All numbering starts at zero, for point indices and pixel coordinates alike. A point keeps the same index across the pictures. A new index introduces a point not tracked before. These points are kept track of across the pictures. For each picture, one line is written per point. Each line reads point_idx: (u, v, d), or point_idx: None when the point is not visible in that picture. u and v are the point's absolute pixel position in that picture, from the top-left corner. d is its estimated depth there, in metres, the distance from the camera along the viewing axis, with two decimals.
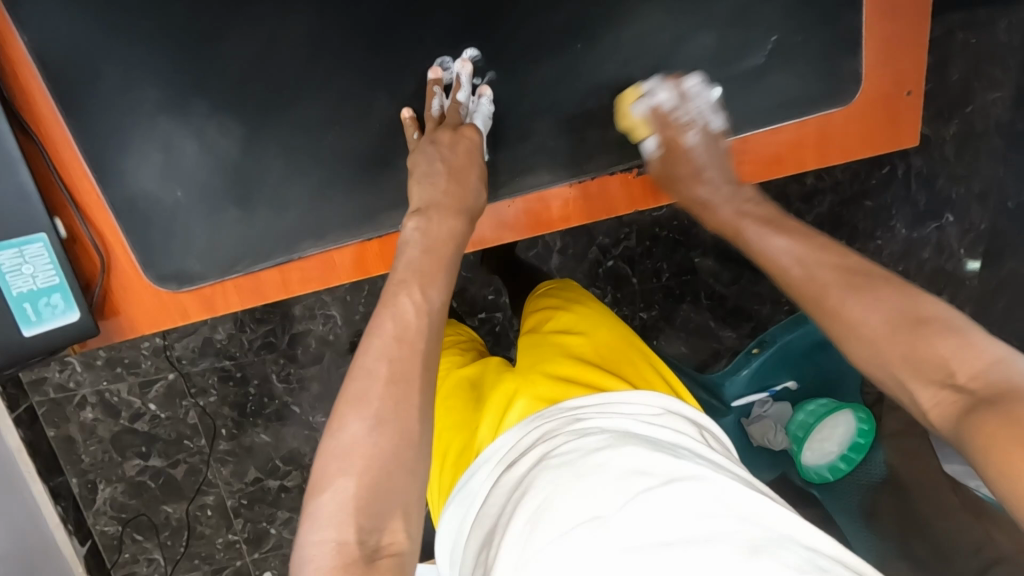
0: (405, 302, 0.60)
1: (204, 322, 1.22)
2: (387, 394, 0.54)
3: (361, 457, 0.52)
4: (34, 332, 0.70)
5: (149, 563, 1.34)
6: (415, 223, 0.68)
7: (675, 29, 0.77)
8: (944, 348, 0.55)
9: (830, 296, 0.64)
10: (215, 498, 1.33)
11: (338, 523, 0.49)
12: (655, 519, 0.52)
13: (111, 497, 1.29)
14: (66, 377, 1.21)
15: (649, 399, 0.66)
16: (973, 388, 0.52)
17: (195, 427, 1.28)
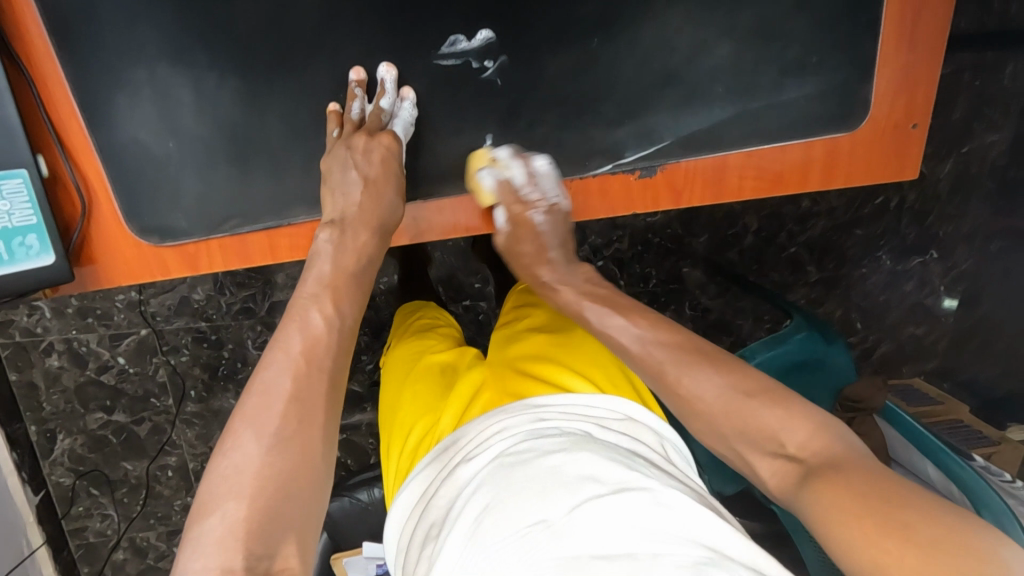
0: (313, 315, 0.67)
1: (184, 281, 1.19)
2: (286, 412, 0.59)
3: (254, 479, 0.55)
4: (5, 272, 0.67)
5: (102, 518, 1.33)
6: (328, 235, 0.73)
7: (698, 35, 0.72)
8: (777, 422, 0.60)
9: (671, 368, 0.67)
10: (177, 460, 1.31)
11: (224, 547, 0.51)
12: (599, 527, 0.48)
13: (70, 448, 1.27)
14: (35, 322, 1.17)
15: (611, 404, 0.65)
16: (804, 457, 0.58)
17: (164, 386, 1.26)
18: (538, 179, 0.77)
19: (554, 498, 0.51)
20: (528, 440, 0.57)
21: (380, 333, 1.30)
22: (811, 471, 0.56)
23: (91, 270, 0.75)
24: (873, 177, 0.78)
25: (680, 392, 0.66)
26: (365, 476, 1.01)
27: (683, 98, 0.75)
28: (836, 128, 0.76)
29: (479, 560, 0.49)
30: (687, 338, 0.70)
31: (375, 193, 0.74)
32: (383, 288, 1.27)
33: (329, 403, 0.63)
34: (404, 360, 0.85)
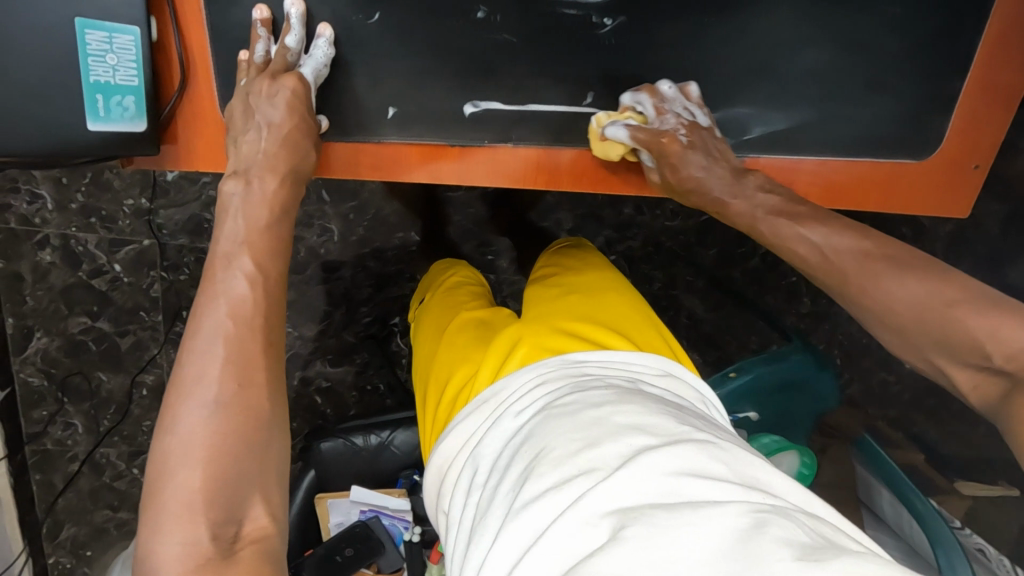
0: (237, 280, 0.60)
1: (197, 198, 1.15)
2: (224, 378, 0.55)
3: (204, 449, 0.52)
4: (99, 128, 0.67)
5: (65, 427, 1.28)
6: (234, 186, 0.65)
7: (807, 31, 0.68)
8: (999, 327, 0.54)
9: (877, 264, 0.62)
10: (154, 379, 1.26)
11: (184, 524, 0.50)
12: (653, 474, 0.48)
13: (44, 349, 1.22)
14: (34, 212, 1.12)
15: (650, 360, 0.67)
16: (1012, 369, 0.53)
17: (156, 302, 1.21)
18: (666, 105, 0.69)
19: (604, 447, 0.51)
20: (574, 393, 0.59)
21: (383, 287, 1.29)
22: (1018, 385, 0.52)
23: (172, 148, 0.74)
24: (917, 210, 0.72)
25: (871, 293, 0.62)
26: (360, 423, 1.03)
27: (776, 95, 0.70)
28: (904, 152, 0.70)
29: (529, 505, 0.50)
30: (877, 246, 0.63)
31: (291, 142, 0.67)
32: (397, 243, 1.26)
33: (270, 366, 0.58)
34: (439, 314, 0.88)
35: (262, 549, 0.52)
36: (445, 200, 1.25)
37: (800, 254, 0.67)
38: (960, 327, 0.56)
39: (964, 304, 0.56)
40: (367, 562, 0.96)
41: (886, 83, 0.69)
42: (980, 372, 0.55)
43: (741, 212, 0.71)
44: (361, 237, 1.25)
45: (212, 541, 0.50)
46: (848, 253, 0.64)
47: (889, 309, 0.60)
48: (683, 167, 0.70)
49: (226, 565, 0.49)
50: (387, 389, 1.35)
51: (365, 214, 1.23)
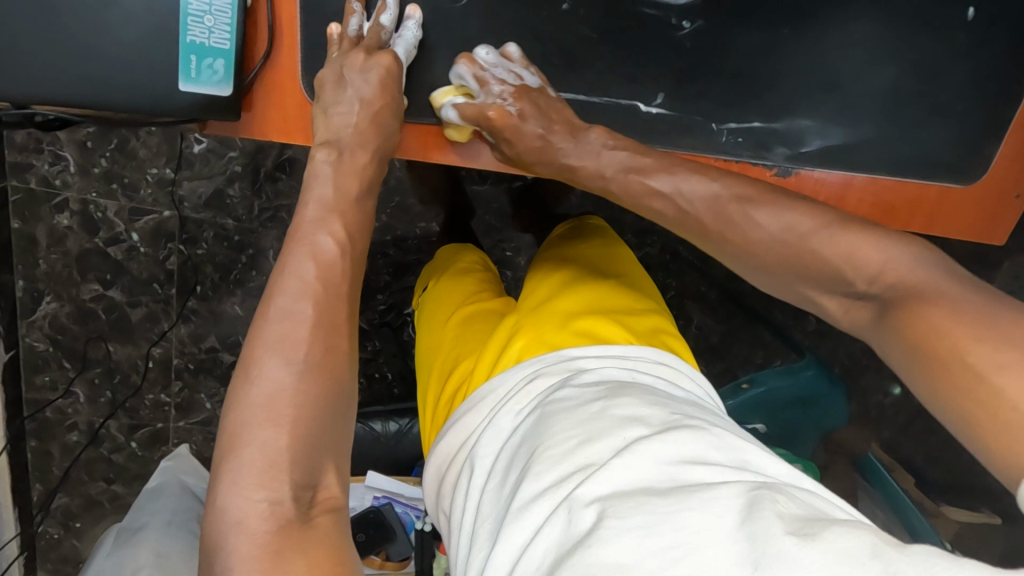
0: (324, 237, 0.60)
1: (223, 172, 1.14)
2: (313, 339, 0.54)
3: (291, 410, 0.52)
4: (190, 89, 0.66)
5: (66, 395, 1.26)
6: (324, 155, 0.66)
7: (877, 50, 0.69)
8: (857, 249, 0.56)
9: (729, 206, 0.63)
10: (162, 353, 1.25)
11: (267, 484, 0.49)
12: (645, 463, 0.47)
13: (53, 315, 1.20)
14: (55, 174, 1.10)
15: (642, 351, 0.66)
16: (881, 291, 0.54)
17: (171, 275, 1.20)
18: (488, 73, 0.69)
19: (599, 441, 0.50)
20: (567, 388, 0.58)
21: (400, 275, 1.28)
22: (886, 305, 0.53)
23: (251, 117, 0.72)
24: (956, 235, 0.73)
25: (733, 236, 0.62)
26: (379, 409, 1.06)
27: (841, 110, 0.70)
28: (953, 176, 0.71)
29: (528, 501, 0.48)
30: (727, 189, 0.64)
31: (379, 119, 0.69)
32: (418, 233, 1.26)
33: (351, 332, 0.58)
34: (450, 301, 0.87)
35: (337, 518, 0.52)
36: (470, 195, 1.25)
37: (659, 210, 0.66)
38: (826, 255, 0.57)
39: (826, 232, 0.58)
40: (377, 548, 0.98)
41: (949, 107, 0.70)
42: (858, 301, 0.56)
43: (660, 179, 0.70)
44: (383, 225, 1.24)
45: (292, 503, 0.50)
46: (700, 200, 0.64)
47: (755, 250, 0.61)
48: (519, 140, 0.70)
49: (305, 529, 0.49)
50: (395, 379, 1.35)
51: (389, 201, 1.23)
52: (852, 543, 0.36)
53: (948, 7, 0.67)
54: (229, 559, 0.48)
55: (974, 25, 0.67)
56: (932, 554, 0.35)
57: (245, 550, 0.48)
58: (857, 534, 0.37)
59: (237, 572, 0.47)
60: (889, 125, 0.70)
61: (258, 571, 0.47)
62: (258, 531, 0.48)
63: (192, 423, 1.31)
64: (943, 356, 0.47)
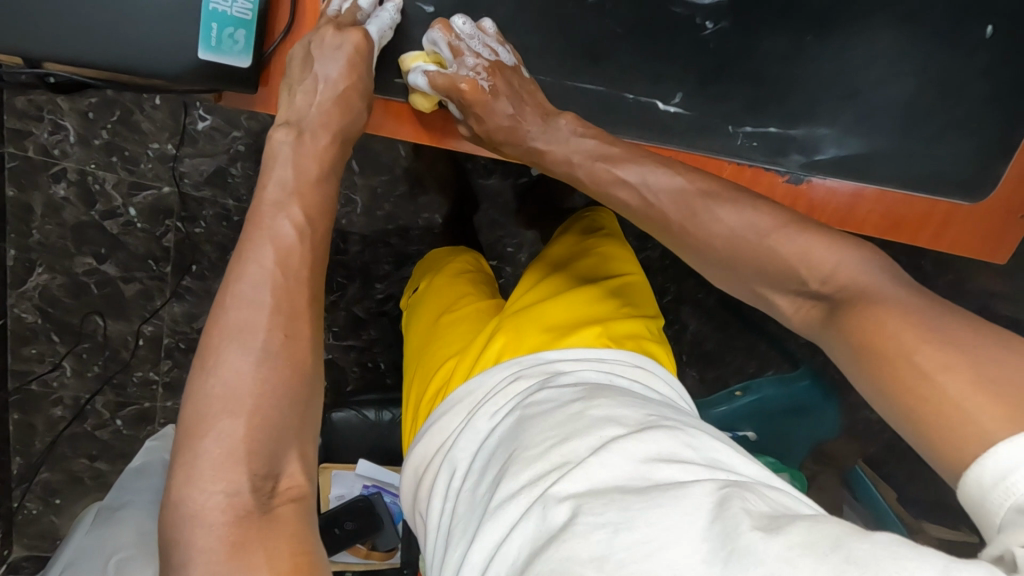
0: (283, 222, 0.57)
1: (226, 151, 1.12)
2: (273, 327, 0.52)
3: (251, 398, 0.50)
4: (209, 59, 0.63)
5: (52, 368, 1.24)
6: (285, 135, 0.62)
7: (899, 61, 0.68)
8: (810, 249, 0.57)
9: (695, 201, 0.63)
10: (153, 331, 1.23)
11: (223, 474, 0.47)
12: (623, 463, 0.44)
13: (44, 286, 1.18)
14: (54, 143, 1.09)
15: (625, 356, 0.62)
16: (829, 292, 0.55)
17: (167, 252, 1.18)
18: (463, 44, 0.67)
19: (576, 439, 0.47)
20: (546, 389, 0.55)
21: (401, 265, 1.27)
22: (835, 305, 0.54)
23: (267, 90, 0.69)
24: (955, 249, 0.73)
25: (695, 231, 0.63)
26: (374, 397, 1.07)
27: (857, 120, 0.70)
28: (959, 195, 0.71)
29: (504, 503, 0.45)
30: (693, 183, 0.64)
31: (346, 102, 0.65)
32: (421, 223, 1.25)
33: (315, 319, 0.55)
34: (444, 300, 0.79)
35: (300, 509, 0.50)
36: (476, 188, 1.25)
37: (626, 202, 0.67)
38: (778, 252, 0.58)
39: (781, 231, 0.59)
40: (364, 537, 0.97)
41: (963, 122, 0.69)
42: (803, 298, 0.57)
43: (558, 158, 0.70)
44: (386, 214, 1.23)
45: (251, 493, 0.48)
46: (662, 193, 0.65)
47: (705, 242, 0.63)
48: (488, 117, 0.69)
49: (268, 521, 0.47)
50: (389, 369, 1.34)
51: (394, 190, 1.22)
52: (816, 534, 0.35)
53: (965, 24, 0.66)
54: (188, 551, 0.46)
55: (992, 44, 0.67)
56: (897, 544, 0.33)
57: (205, 542, 0.46)
58: (823, 525, 0.36)
59: (194, 565, 0.46)
60: (901, 139, 0.70)
61: (214, 565, 0.45)
62: (214, 523, 0.46)
63: (180, 403, 1.29)
64: (874, 358, 0.49)
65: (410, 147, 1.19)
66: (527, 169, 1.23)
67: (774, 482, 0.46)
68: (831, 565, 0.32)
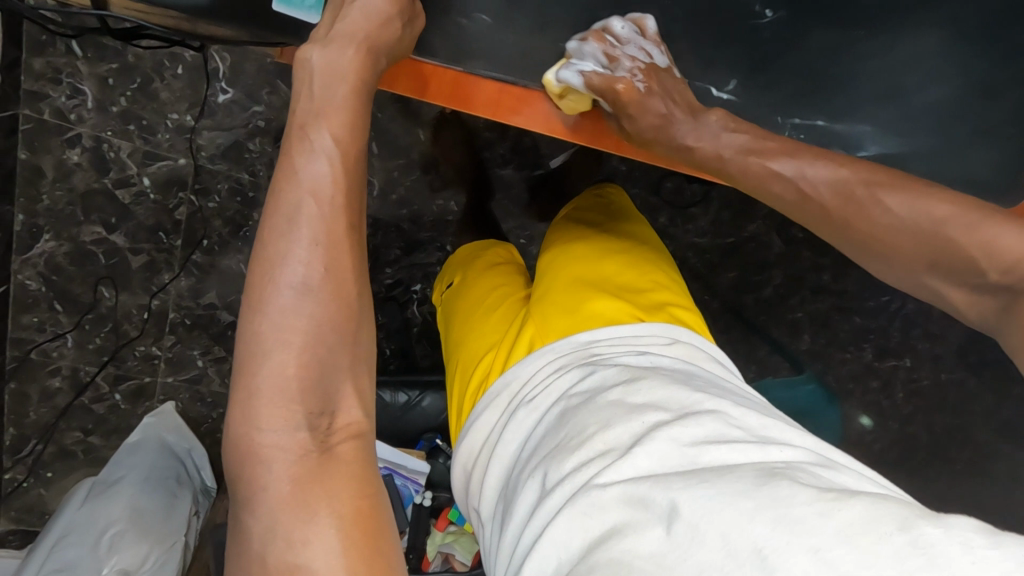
0: (319, 160, 0.52)
1: (245, 125, 1.11)
2: (314, 258, 0.49)
3: (301, 332, 0.47)
4: (282, 12, 0.63)
5: (52, 338, 1.21)
6: (312, 49, 0.57)
7: (944, 62, 0.65)
8: (996, 238, 0.56)
9: (855, 192, 0.61)
10: (158, 305, 1.21)
11: (278, 413, 0.46)
12: (668, 449, 0.43)
13: (50, 254, 1.16)
14: (71, 108, 1.07)
15: (659, 329, 0.61)
16: (1008, 282, 0.56)
17: (178, 225, 1.16)
18: (619, 51, 0.67)
19: (617, 428, 0.47)
20: (585, 377, 0.54)
21: (411, 251, 1.26)
22: (1018, 298, 0.56)
23: None
24: None
25: (859, 223, 0.60)
26: (389, 380, 1.07)
27: (897, 118, 0.69)
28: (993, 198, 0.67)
29: (551, 492, 0.45)
30: (856, 174, 0.61)
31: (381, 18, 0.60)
32: (434, 210, 1.24)
33: (356, 247, 0.51)
34: (479, 293, 0.78)
35: (360, 446, 0.49)
36: (491, 178, 1.24)
37: (774, 193, 0.64)
38: (949, 239, 0.57)
39: (964, 209, 0.58)
40: None
41: (1003, 129, 0.66)
42: (986, 295, 0.58)
43: (705, 155, 0.67)
44: (400, 198, 1.22)
45: (310, 431, 0.46)
46: (826, 183, 0.61)
47: (882, 241, 0.60)
48: (641, 117, 0.67)
49: (327, 461, 0.46)
50: (393, 355, 1.33)
51: (410, 174, 1.21)
52: (876, 516, 0.34)
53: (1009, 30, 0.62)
54: (252, 509, 0.45)
55: None
56: (971, 529, 0.32)
57: (269, 494, 0.45)
58: (885, 507, 0.34)
59: (260, 505, 0.45)
60: (934, 140, 0.68)
61: (284, 503, 0.45)
62: (279, 477, 0.45)
63: (180, 380, 1.27)
64: None
65: (429, 133, 1.19)
66: (543, 161, 1.23)
67: (831, 455, 0.45)
68: (897, 547, 0.31)
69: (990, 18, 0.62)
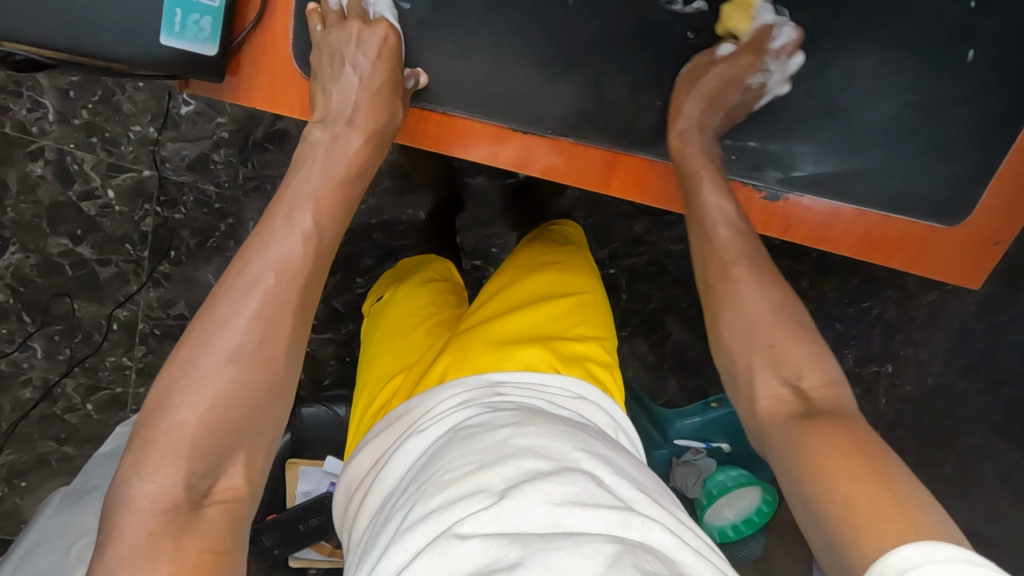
0: (292, 237, 0.57)
1: (210, 137, 1.10)
2: (251, 329, 0.51)
3: (212, 395, 0.49)
4: (171, 43, 0.61)
5: (22, 349, 1.21)
6: (318, 135, 0.64)
7: (878, 82, 0.64)
8: (796, 357, 0.55)
9: (738, 264, 0.61)
10: (128, 315, 1.21)
11: (162, 466, 0.46)
12: (536, 504, 0.42)
13: (17, 266, 1.16)
14: (33, 120, 1.07)
15: (569, 382, 0.60)
16: (815, 398, 0.54)
17: (145, 237, 1.16)
18: (771, 57, 0.65)
19: (495, 471, 0.45)
20: (482, 414, 0.52)
21: (383, 260, 1.25)
22: (813, 414, 0.52)
23: (234, 81, 0.66)
24: (932, 275, 0.68)
25: (729, 293, 0.60)
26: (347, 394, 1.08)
27: (841, 140, 0.65)
28: (932, 218, 0.66)
29: (410, 528, 0.44)
30: (756, 256, 0.62)
31: (385, 101, 0.64)
32: (404, 220, 1.23)
33: (298, 327, 0.54)
34: (408, 311, 0.76)
35: (231, 511, 0.48)
36: (462, 187, 1.23)
37: (711, 227, 0.64)
38: (790, 351, 0.56)
39: (802, 331, 0.57)
40: (330, 534, 0.97)
41: (944, 146, 0.64)
42: (785, 391, 0.55)
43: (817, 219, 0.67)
44: (370, 207, 1.22)
45: (183, 490, 0.46)
46: (739, 239, 0.63)
47: (734, 311, 0.59)
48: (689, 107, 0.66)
49: (192, 520, 0.46)
50: None
51: (379, 184, 1.20)
52: None
53: (948, 47, 0.63)
54: (108, 538, 0.45)
55: (980, 69, 0.63)
56: None
57: (127, 530, 0.45)
58: None
59: (112, 545, 0.45)
60: (875, 160, 0.65)
61: (132, 552, 0.44)
62: (144, 514, 0.45)
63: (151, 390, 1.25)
64: (825, 465, 0.47)
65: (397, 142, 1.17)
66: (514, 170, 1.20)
67: (686, 536, 0.45)
68: None
69: (920, 35, 0.63)
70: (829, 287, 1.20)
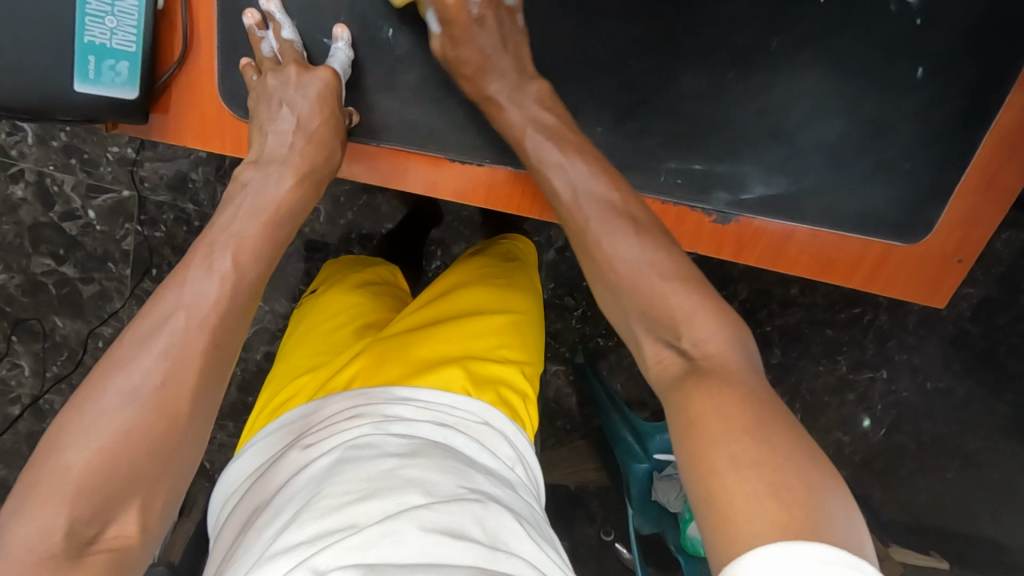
0: (208, 280, 0.56)
1: (186, 156, 1.11)
2: (153, 371, 0.51)
3: (109, 439, 0.49)
4: (85, 90, 0.63)
5: (11, 367, 1.23)
6: (250, 175, 0.64)
7: (817, 103, 0.64)
8: (690, 319, 0.50)
9: (616, 219, 0.57)
10: (112, 333, 1.21)
11: (49, 508, 0.46)
12: (411, 540, 0.47)
13: (4, 284, 1.19)
14: (12, 144, 1.10)
15: (475, 406, 0.62)
16: (697, 357, 0.49)
17: (127, 255, 1.17)
18: None
19: (373, 503, 0.50)
20: (371, 437, 0.56)
21: None
22: (697, 372, 0.47)
23: (159, 121, 0.69)
24: (896, 293, 0.68)
25: (597, 252, 0.56)
26: None
27: (785, 160, 0.66)
28: (890, 236, 0.66)
29: (278, 555, 0.48)
30: (621, 199, 0.58)
31: (321, 143, 0.65)
32: (384, 233, 1.23)
33: (206, 372, 0.54)
34: (333, 311, 0.77)
35: (119, 559, 0.48)
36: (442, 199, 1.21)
37: (558, 191, 0.60)
38: (667, 305, 0.51)
39: (685, 281, 0.52)
40: None
41: (892, 165, 0.64)
42: (670, 352, 0.50)
43: (773, 234, 0.67)
44: (349, 222, 1.22)
45: (66, 537, 0.46)
46: (594, 197, 0.58)
47: (614, 270, 0.55)
48: None
49: (72, 566, 0.46)
50: None
51: (357, 199, 1.20)
52: None
53: (890, 66, 0.63)
54: None
55: (926, 85, 0.63)
56: None
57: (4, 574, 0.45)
58: None
59: None
60: (825, 179, 0.65)
61: None
62: (24, 561, 0.45)
63: None
64: (708, 435, 0.43)
65: None
66: None
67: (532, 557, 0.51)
68: None
69: (860, 55, 0.63)
70: (816, 294, 1.17)
